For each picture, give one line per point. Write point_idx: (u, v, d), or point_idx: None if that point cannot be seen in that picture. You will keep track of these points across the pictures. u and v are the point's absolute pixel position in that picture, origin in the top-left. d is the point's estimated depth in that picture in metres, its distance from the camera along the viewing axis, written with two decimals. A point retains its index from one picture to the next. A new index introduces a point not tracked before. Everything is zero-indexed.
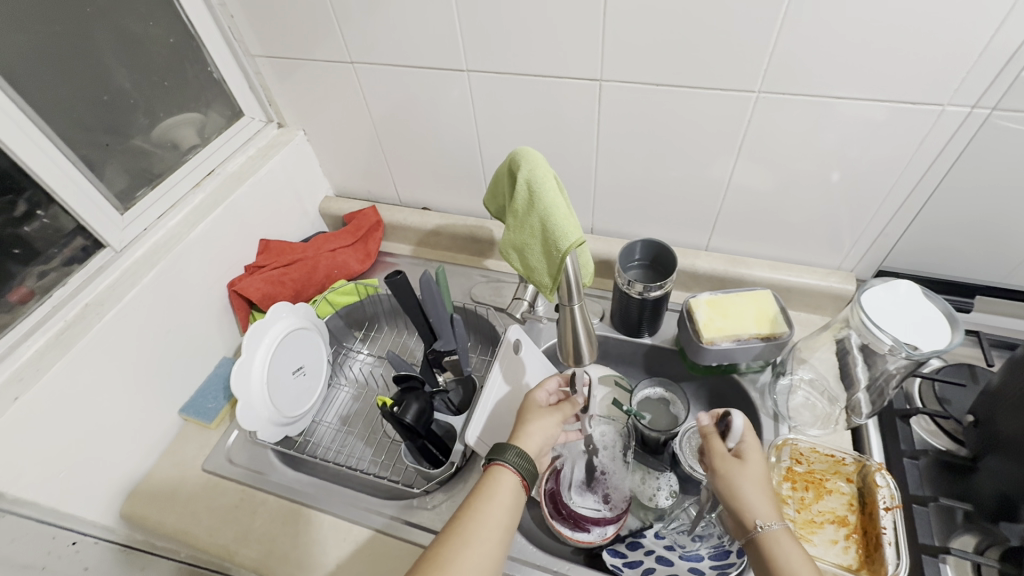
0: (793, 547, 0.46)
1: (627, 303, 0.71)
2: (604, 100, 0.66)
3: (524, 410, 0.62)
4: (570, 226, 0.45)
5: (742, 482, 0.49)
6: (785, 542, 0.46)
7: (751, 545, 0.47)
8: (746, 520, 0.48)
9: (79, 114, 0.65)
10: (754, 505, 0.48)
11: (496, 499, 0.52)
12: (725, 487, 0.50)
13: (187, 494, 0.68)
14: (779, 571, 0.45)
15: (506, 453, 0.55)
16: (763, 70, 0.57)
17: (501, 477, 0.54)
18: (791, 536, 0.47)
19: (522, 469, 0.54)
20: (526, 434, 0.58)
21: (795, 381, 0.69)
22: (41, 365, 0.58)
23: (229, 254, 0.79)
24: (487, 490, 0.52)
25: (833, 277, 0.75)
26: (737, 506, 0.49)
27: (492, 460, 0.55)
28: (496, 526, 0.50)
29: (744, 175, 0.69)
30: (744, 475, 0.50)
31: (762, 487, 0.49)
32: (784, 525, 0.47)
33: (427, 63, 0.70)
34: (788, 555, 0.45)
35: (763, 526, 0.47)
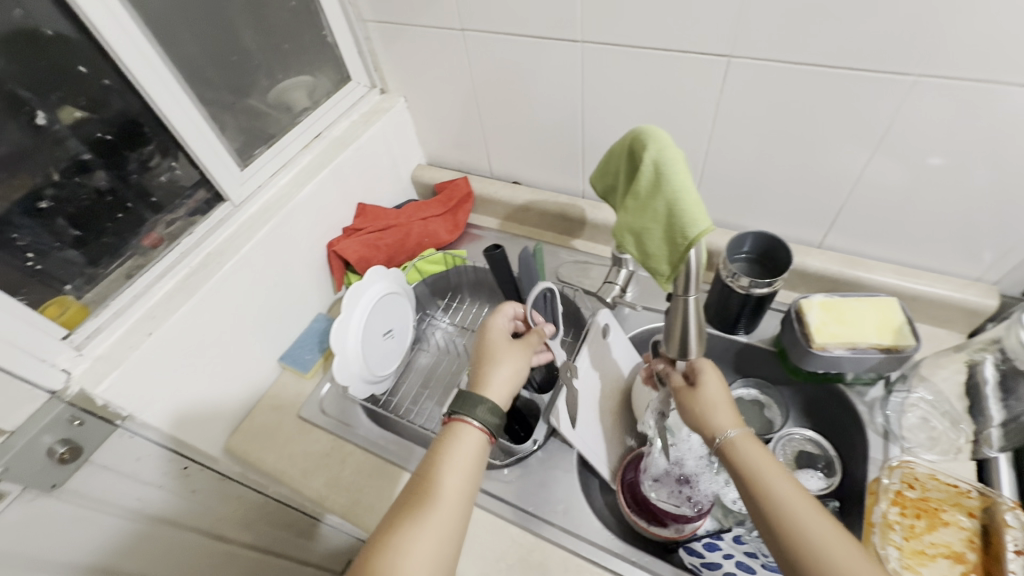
0: (752, 449, 0.49)
1: (728, 296, 0.67)
2: (728, 78, 0.61)
3: (488, 352, 0.58)
4: (700, 212, 0.42)
5: (699, 402, 0.54)
6: (745, 445, 0.49)
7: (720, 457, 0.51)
8: (709, 436, 0.52)
9: (208, 73, 0.69)
10: (714, 419, 0.52)
11: (457, 464, 0.49)
12: (689, 412, 0.55)
13: (285, 437, 0.74)
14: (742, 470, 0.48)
15: (474, 408, 0.52)
16: (926, 51, 0.51)
17: (465, 436, 0.51)
18: (750, 438, 0.50)
19: (487, 422, 0.52)
20: (493, 381, 0.55)
21: (912, 399, 0.63)
22: (170, 305, 0.63)
23: (330, 215, 0.83)
24: (444, 453, 0.50)
25: (970, 289, 0.67)
26: (701, 427, 0.53)
27: (455, 415, 0.52)
28: (455, 492, 0.48)
29: (880, 168, 0.62)
30: (699, 394, 0.54)
31: (720, 401, 0.53)
32: (739, 429, 0.50)
33: (539, 33, 0.68)
34: (747, 455, 0.48)
35: (720, 435, 0.51)
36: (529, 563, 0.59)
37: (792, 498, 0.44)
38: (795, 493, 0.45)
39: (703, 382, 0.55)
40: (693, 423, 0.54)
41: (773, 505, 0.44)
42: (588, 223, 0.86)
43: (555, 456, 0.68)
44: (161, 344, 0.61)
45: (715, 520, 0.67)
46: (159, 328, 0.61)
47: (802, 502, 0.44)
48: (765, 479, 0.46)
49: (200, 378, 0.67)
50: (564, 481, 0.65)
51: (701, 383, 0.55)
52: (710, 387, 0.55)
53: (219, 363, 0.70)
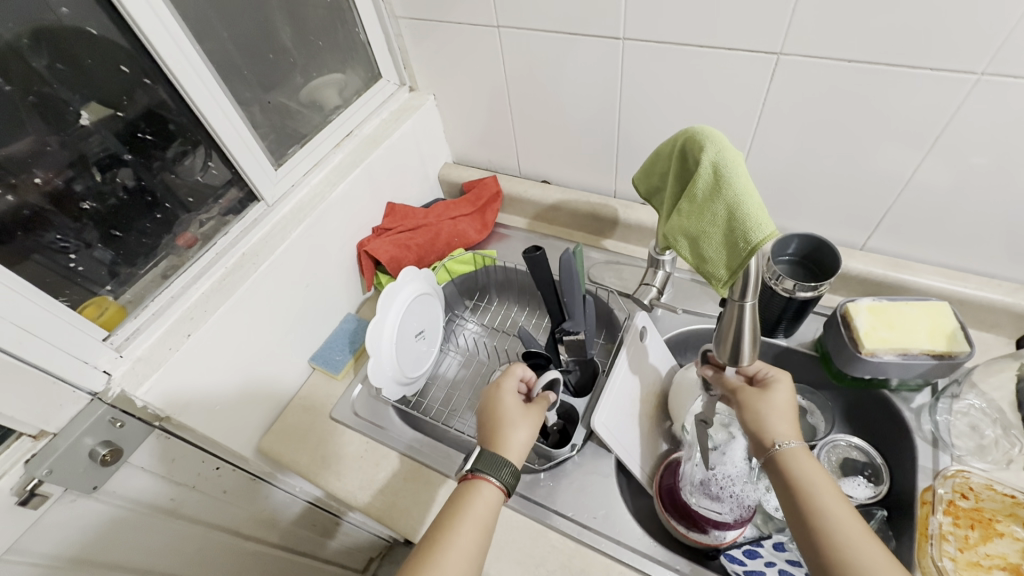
0: (811, 465, 0.48)
1: (770, 299, 0.65)
2: (776, 75, 0.60)
3: (503, 412, 0.57)
4: (763, 216, 0.40)
5: (764, 407, 0.52)
6: (803, 459, 0.48)
7: (771, 462, 0.49)
8: (765, 441, 0.50)
9: (244, 71, 0.68)
10: (773, 427, 0.51)
11: (471, 519, 0.48)
12: (749, 413, 0.53)
13: (317, 437, 0.73)
14: (796, 481, 0.47)
15: (500, 470, 0.51)
16: (992, 47, 0.49)
17: (486, 496, 0.50)
18: (809, 455, 0.49)
19: (507, 485, 0.51)
20: (511, 442, 0.54)
21: (959, 408, 0.60)
22: (208, 306, 0.63)
23: (360, 215, 0.82)
24: (462, 508, 0.49)
25: (1022, 294, 0.65)
26: (758, 431, 0.51)
27: (477, 473, 0.51)
28: (467, 550, 0.47)
29: (930, 169, 0.61)
30: (769, 400, 0.52)
31: (785, 412, 0.52)
32: (801, 444, 0.49)
33: (579, 29, 0.66)
34: (806, 469, 0.47)
35: (781, 443, 0.49)
36: (570, 569, 0.58)
37: (847, 520, 0.43)
38: (850, 516, 0.44)
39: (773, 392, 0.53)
40: (749, 423, 0.52)
41: (826, 524, 0.43)
42: (621, 223, 0.85)
43: (592, 461, 0.66)
44: (201, 346, 0.61)
45: (756, 527, 0.66)
46: (198, 329, 0.60)
47: (857, 527, 0.43)
48: (821, 498, 0.45)
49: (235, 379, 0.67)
50: (603, 486, 0.64)
51: (773, 391, 0.53)
52: (780, 398, 0.53)
53: (253, 364, 0.69)
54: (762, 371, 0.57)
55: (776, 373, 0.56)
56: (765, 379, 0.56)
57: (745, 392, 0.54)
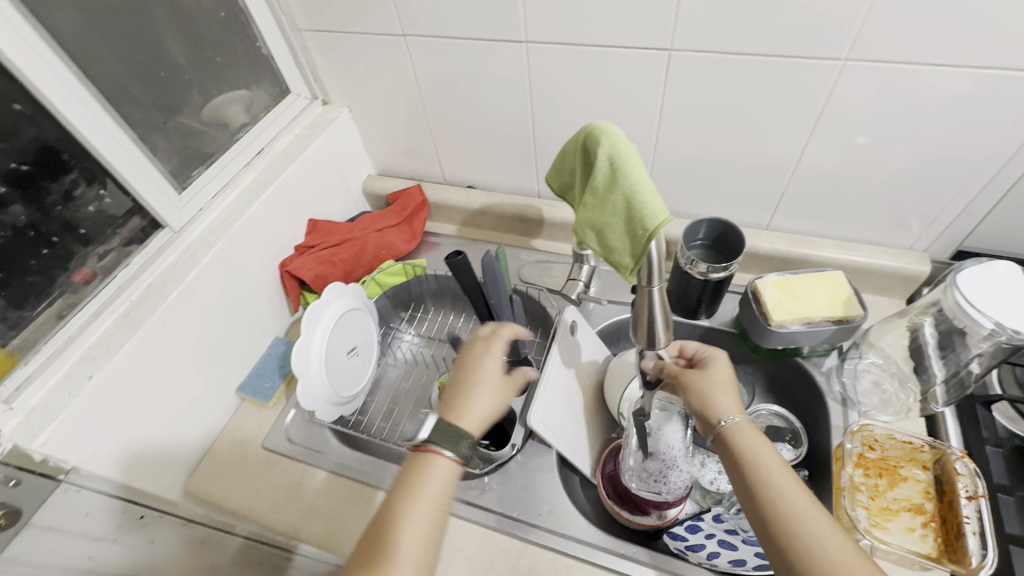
0: (755, 435, 0.50)
1: (687, 282, 0.69)
2: (671, 71, 0.63)
3: (475, 377, 0.54)
4: (658, 202, 0.42)
5: (707, 386, 0.55)
6: (747, 432, 0.50)
7: (719, 439, 0.51)
8: (712, 418, 0.52)
9: (135, 93, 0.64)
10: (717, 404, 0.53)
11: (424, 494, 0.46)
12: (694, 393, 0.55)
13: (250, 470, 0.69)
14: (743, 453, 0.49)
15: (455, 442, 0.48)
16: (852, 36, 0.54)
17: (440, 467, 0.47)
18: (753, 427, 0.51)
19: (462, 457, 0.48)
20: (472, 410, 0.52)
21: (864, 364, 0.66)
22: (112, 344, 0.58)
23: (280, 233, 0.79)
24: (412, 485, 0.46)
25: (905, 257, 0.71)
26: (704, 408, 0.54)
27: (430, 447, 0.48)
28: (423, 526, 0.44)
29: (815, 152, 0.66)
30: (711, 378, 0.55)
31: (727, 388, 0.54)
32: (745, 418, 0.51)
33: (483, 35, 0.67)
34: (751, 441, 0.49)
35: (727, 418, 0.51)
36: (519, 569, 0.59)
37: (791, 490, 0.45)
38: (794, 487, 0.45)
39: (714, 369, 0.56)
40: (695, 404, 0.55)
41: (773, 493, 0.45)
42: (546, 222, 0.86)
43: (534, 458, 0.67)
44: (106, 388, 0.57)
45: (694, 502, 0.68)
46: (101, 372, 0.56)
47: (802, 497, 0.44)
48: (765, 467, 0.47)
49: (152, 419, 0.63)
50: (547, 482, 0.65)
51: (713, 369, 0.56)
52: (721, 374, 0.56)
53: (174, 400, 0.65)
54: (700, 352, 0.60)
55: (714, 351, 0.59)
56: (703, 359, 0.59)
57: (686, 374, 0.56)
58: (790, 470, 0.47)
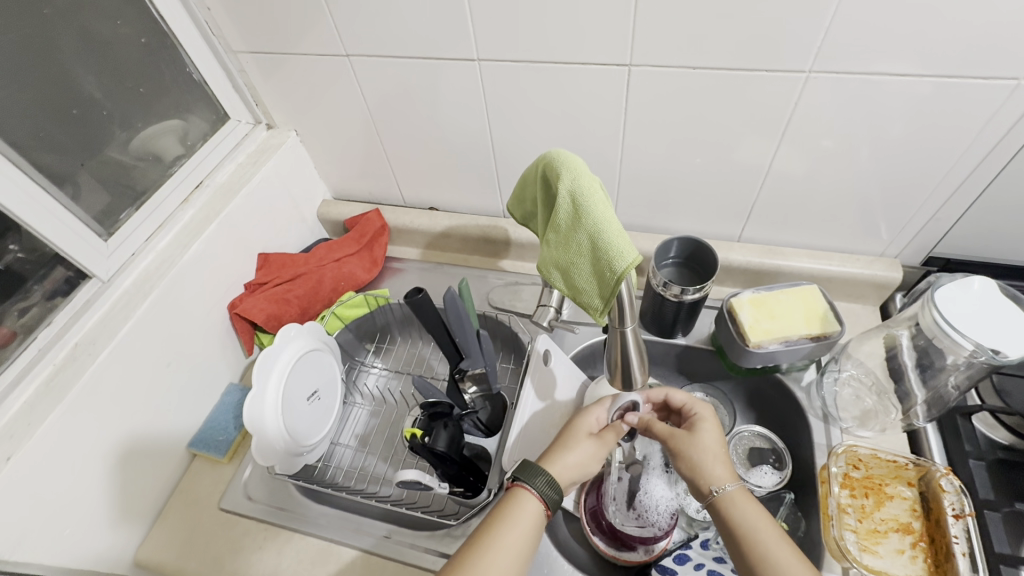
0: (750, 505, 0.47)
1: (661, 303, 0.66)
2: (631, 86, 0.60)
3: (567, 436, 0.56)
4: (625, 242, 0.39)
5: (695, 450, 0.51)
6: (741, 502, 0.47)
7: (712, 509, 0.48)
8: (703, 487, 0.49)
9: (46, 132, 0.58)
10: (708, 472, 0.50)
11: (512, 521, 0.48)
12: (682, 458, 0.52)
13: (204, 536, 0.64)
14: (739, 530, 0.46)
15: (535, 478, 0.50)
16: (816, 48, 0.52)
17: (522, 500, 0.49)
18: (747, 495, 0.47)
19: (544, 493, 0.50)
20: (563, 462, 0.53)
21: (843, 377, 0.65)
22: (33, 417, 0.52)
23: (225, 271, 0.73)
24: (504, 513, 0.48)
25: (877, 264, 0.70)
26: (694, 475, 0.50)
27: (517, 481, 0.50)
28: (506, 553, 0.46)
29: (783, 161, 0.64)
30: (701, 443, 0.51)
31: (718, 453, 0.51)
32: (738, 485, 0.48)
33: (433, 53, 0.63)
34: (747, 514, 0.46)
35: (718, 489, 0.48)
36: None
37: (791, 563, 0.42)
38: (795, 558, 0.43)
39: (702, 432, 0.52)
40: (686, 470, 0.51)
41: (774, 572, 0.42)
42: (513, 243, 0.83)
43: None
44: (27, 468, 0.51)
45: (681, 530, 0.66)
46: (20, 451, 0.50)
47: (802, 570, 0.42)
48: (764, 541, 0.44)
49: (89, 491, 0.57)
50: None
51: (702, 434, 0.52)
52: (710, 436, 0.52)
53: (115, 468, 0.59)
54: (688, 406, 0.57)
55: (702, 408, 0.55)
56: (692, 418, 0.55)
57: (674, 437, 0.53)
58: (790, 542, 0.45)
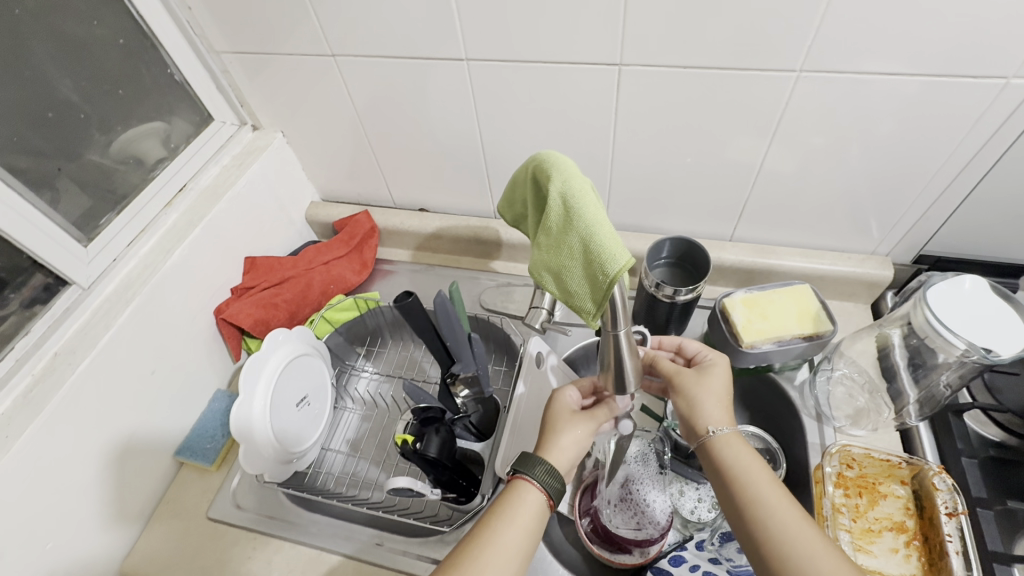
0: (741, 447, 0.48)
1: (654, 304, 0.66)
2: (622, 86, 0.59)
3: (554, 418, 0.56)
4: (617, 244, 0.38)
5: (699, 393, 0.53)
6: (734, 444, 0.49)
7: (703, 448, 0.50)
8: (699, 427, 0.51)
9: (21, 135, 0.57)
10: (706, 414, 0.52)
11: (514, 512, 0.47)
12: (684, 400, 0.54)
13: (193, 547, 0.62)
14: (727, 467, 0.47)
15: (535, 467, 0.50)
16: (807, 48, 0.51)
17: (524, 492, 0.49)
18: (741, 439, 0.49)
19: (545, 482, 0.49)
20: (557, 446, 0.53)
21: (836, 376, 0.65)
22: (11, 430, 0.51)
23: (210, 276, 0.72)
24: (506, 505, 0.48)
25: (868, 263, 0.70)
26: (692, 417, 0.52)
27: (517, 473, 0.50)
28: (507, 547, 0.45)
29: (774, 159, 0.64)
30: (706, 386, 0.53)
31: (720, 396, 0.53)
32: (734, 429, 0.50)
33: (420, 53, 0.62)
34: (735, 454, 0.48)
35: (715, 430, 0.50)
36: None
37: (781, 504, 0.44)
38: (782, 498, 0.45)
39: (710, 376, 0.54)
40: (684, 410, 0.53)
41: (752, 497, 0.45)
42: (505, 244, 0.83)
43: None
44: (6, 483, 0.49)
45: (676, 531, 0.65)
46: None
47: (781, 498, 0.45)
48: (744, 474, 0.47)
49: (71, 504, 0.55)
50: None
51: (709, 377, 0.54)
52: (715, 380, 0.54)
53: (97, 479, 0.58)
54: (700, 354, 0.58)
55: (714, 356, 0.57)
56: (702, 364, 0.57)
57: (681, 377, 0.55)
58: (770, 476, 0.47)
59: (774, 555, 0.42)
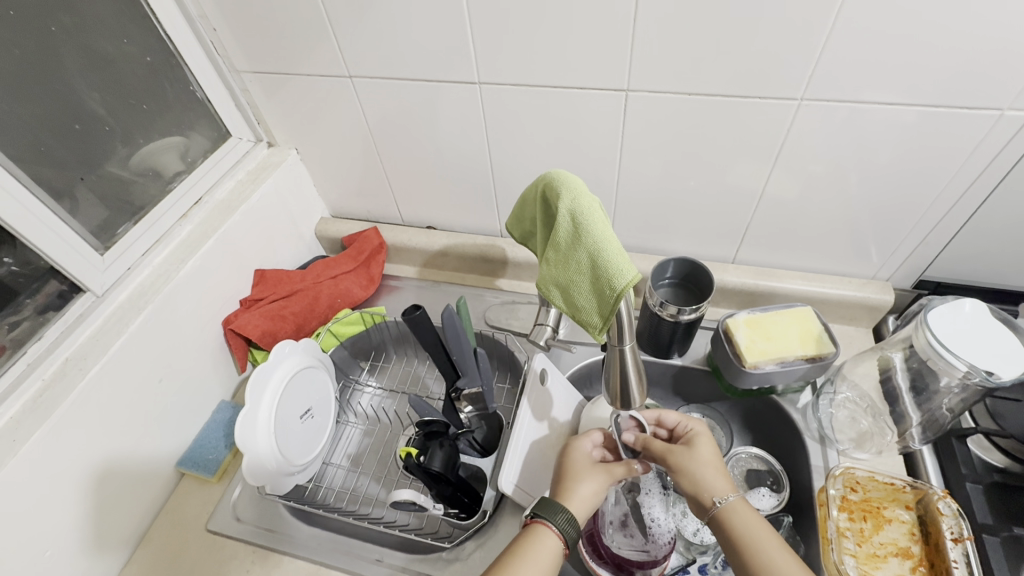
0: (751, 514, 0.47)
1: (657, 323, 0.66)
2: (628, 110, 0.62)
3: (572, 468, 0.55)
4: (624, 260, 0.40)
5: (692, 463, 0.51)
6: (743, 511, 0.47)
7: (714, 522, 0.48)
8: (705, 500, 0.49)
9: (46, 146, 0.58)
10: (707, 484, 0.50)
11: (532, 558, 0.47)
12: (680, 470, 0.52)
13: (191, 559, 0.62)
14: (743, 539, 0.46)
15: (555, 514, 0.49)
16: (808, 77, 0.54)
17: (542, 538, 0.48)
18: (747, 504, 0.48)
19: (563, 531, 0.49)
20: (577, 494, 0.52)
21: (839, 400, 0.65)
22: (19, 435, 0.51)
23: (220, 288, 0.73)
24: (525, 550, 0.47)
25: (869, 287, 0.71)
26: (694, 490, 0.50)
27: (538, 518, 0.49)
28: None
29: (776, 185, 0.65)
30: (697, 455, 0.52)
31: (715, 463, 0.51)
32: (738, 495, 0.48)
33: (434, 76, 0.65)
34: (746, 520, 0.47)
35: (721, 499, 0.48)
36: None
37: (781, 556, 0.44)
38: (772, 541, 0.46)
39: (696, 446, 0.53)
40: (685, 486, 0.51)
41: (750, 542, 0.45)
42: (510, 262, 0.84)
43: (510, 520, 0.61)
44: (11, 489, 0.49)
45: (677, 555, 0.64)
46: (4, 469, 0.49)
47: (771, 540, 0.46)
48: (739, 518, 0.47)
49: (72, 512, 0.55)
50: None
51: (696, 446, 0.53)
52: (703, 450, 0.53)
53: (100, 487, 0.58)
54: (680, 424, 0.57)
55: (694, 425, 0.56)
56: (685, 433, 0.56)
57: (670, 453, 0.53)
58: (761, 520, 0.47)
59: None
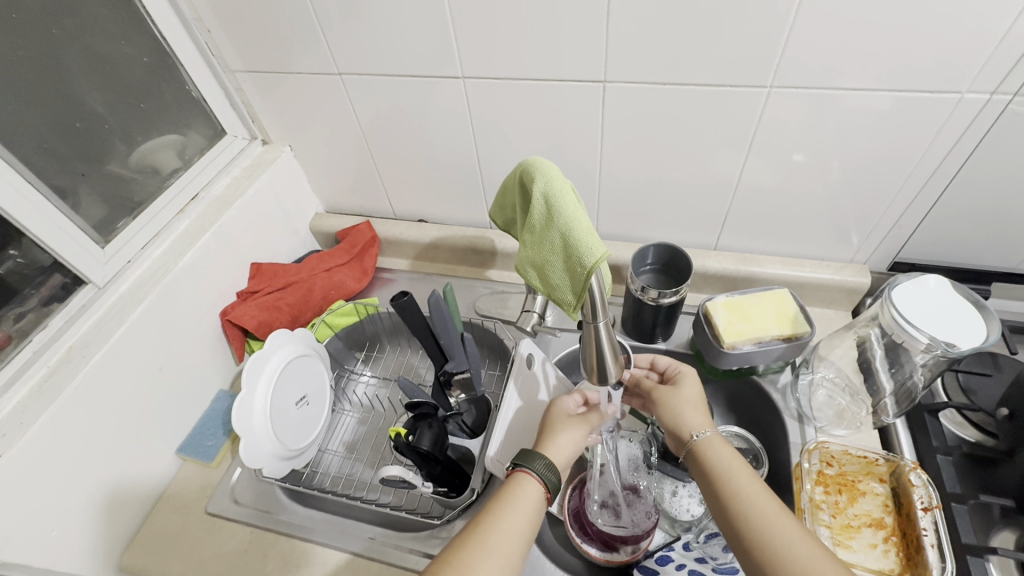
0: (724, 447, 0.52)
1: (640, 308, 0.68)
2: (607, 101, 0.64)
3: (552, 419, 0.60)
4: (594, 239, 0.42)
5: (677, 401, 0.57)
6: (717, 445, 0.52)
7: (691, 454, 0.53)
8: (684, 434, 0.54)
9: (51, 144, 0.61)
10: (687, 423, 0.55)
11: (516, 503, 0.49)
12: (666, 410, 0.58)
13: (190, 541, 0.64)
14: (713, 469, 0.50)
15: (533, 461, 0.52)
16: (775, 66, 0.56)
17: (524, 484, 0.51)
18: (722, 439, 0.53)
19: (542, 475, 0.52)
20: (554, 443, 0.56)
21: (817, 379, 0.67)
22: (25, 417, 0.54)
23: (217, 280, 0.75)
24: (508, 494, 0.50)
25: (847, 270, 0.74)
26: (675, 426, 0.56)
27: (517, 466, 0.53)
28: (508, 533, 0.47)
29: (753, 172, 0.67)
30: (683, 394, 0.57)
31: (696, 402, 0.57)
32: (714, 431, 0.53)
33: (419, 70, 0.67)
34: (720, 454, 0.51)
35: (698, 433, 0.53)
36: None
37: (738, 471, 0.49)
38: (734, 462, 0.50)
39: (681, 386, 0.59)
40: (668, 422, 0.57)
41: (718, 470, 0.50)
42: (499, 253, 0.86)
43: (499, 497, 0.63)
44: (19, 467, 0.52)
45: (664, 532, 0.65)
46: (11, 449, 0.52)
47: (742, 467, 0.50)
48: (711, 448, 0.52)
49: (76, 492, 0.58)
50: None
51: (683, 386, 0.58)
52: (688, 389, 0.58)
53: (102, 470, 0.60)
54: (671, 367, 0.62)
55: (684, 369, 0.61)
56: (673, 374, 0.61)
57: (658, 392, 0.59)
58: (729, 446, 0.52)
59: (739, 500, 0.47)
